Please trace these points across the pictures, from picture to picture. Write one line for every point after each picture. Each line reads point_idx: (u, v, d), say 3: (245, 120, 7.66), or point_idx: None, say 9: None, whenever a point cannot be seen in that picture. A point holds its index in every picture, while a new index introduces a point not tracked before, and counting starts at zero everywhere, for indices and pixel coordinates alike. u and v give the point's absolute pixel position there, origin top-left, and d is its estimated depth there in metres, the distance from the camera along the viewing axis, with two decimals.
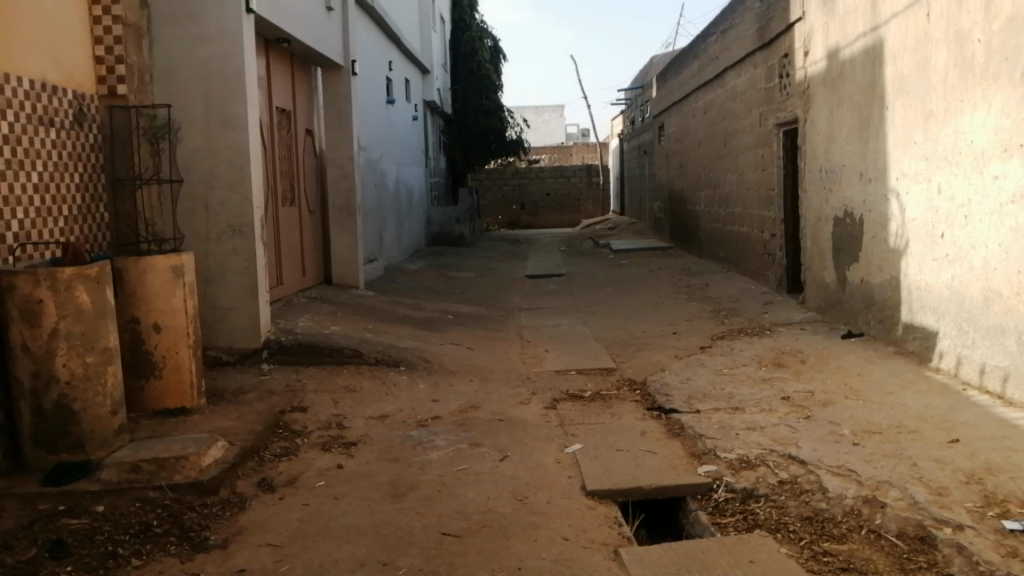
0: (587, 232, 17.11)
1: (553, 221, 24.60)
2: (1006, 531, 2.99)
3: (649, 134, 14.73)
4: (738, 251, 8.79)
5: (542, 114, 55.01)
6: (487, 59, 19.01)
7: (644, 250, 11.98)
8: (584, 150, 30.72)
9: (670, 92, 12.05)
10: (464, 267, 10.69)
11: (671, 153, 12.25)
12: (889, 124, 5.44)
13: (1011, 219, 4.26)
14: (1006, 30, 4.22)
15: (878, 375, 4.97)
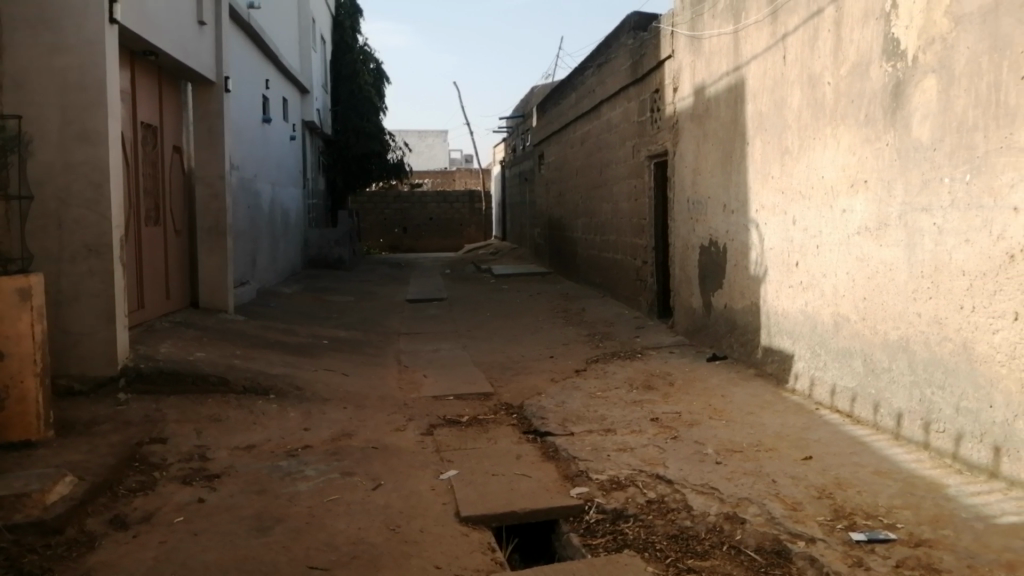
0: (469, 257, 17.17)
1: (435, 245, 24.58)
2: (853, 542, 3.22)
3: (529, 162, 15.02)
4: (613, 277, 9.05)
5: (426, 139, 55.08)
6: (369, 82, 18.92)
7: (524, 276, 12.15)
8: (468, 176, 30.88)
9: (549, 122, 12.37)
10: (341, 291, 10.47)
11: (550, 182, 12.55)
12: (750, 158, 5.77)
13: (858, 249, 4.61)
14: (852, 75, 4.60)
15: (739, 396, 5.21)
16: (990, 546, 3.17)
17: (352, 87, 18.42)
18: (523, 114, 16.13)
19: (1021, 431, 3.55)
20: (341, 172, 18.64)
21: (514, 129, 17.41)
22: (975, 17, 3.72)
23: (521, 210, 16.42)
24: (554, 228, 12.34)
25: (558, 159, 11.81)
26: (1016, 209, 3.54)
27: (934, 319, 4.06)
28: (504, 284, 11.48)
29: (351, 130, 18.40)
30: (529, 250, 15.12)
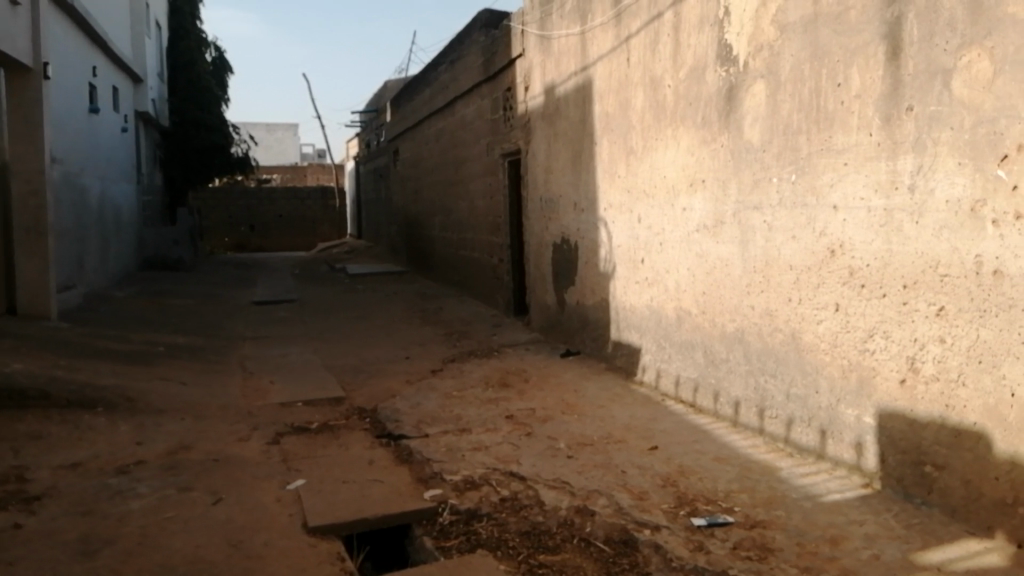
0: (325, 256, 16.73)
1: (286, 244, 23.83)
2: (694, 527, 3.38)
3: (383, 158, 14.82)
4: (470, 275, 9.06)
5: (277, 135, 53.29)
6: (208, 72, 18.05)
7: (380, 275, 11.97)
8: (320, 172, 30.02)
9: (403, 119, 12.23)
10: (179, 294, 9.91)
11: (405, 179, 12.42)
12: (597, 158, 5.92)
13: (698, 245, 4.83)
14: (689, 78, 4.80)
15: (591, 390, 5.33)
16: (817, 523, 3.41)
17: (191, 77, 17.47)
18: (377, 109, 15.86)
19: (843, 414, 3.85)
20: (178, 165, 17.48)
21: (368, 125, 17.11)
22: (798, 26, 3.98)
23: (377, 207, 16.19)
24: (410, 226, 12.23)
25: (413, 156, 11.71)
26: (836, 207, 3.83)
27: (766, 311, 4.31)
28: (359, 283, 11.25)
29: (190, 122, 17.42)
30: (387, 249, 14.92)
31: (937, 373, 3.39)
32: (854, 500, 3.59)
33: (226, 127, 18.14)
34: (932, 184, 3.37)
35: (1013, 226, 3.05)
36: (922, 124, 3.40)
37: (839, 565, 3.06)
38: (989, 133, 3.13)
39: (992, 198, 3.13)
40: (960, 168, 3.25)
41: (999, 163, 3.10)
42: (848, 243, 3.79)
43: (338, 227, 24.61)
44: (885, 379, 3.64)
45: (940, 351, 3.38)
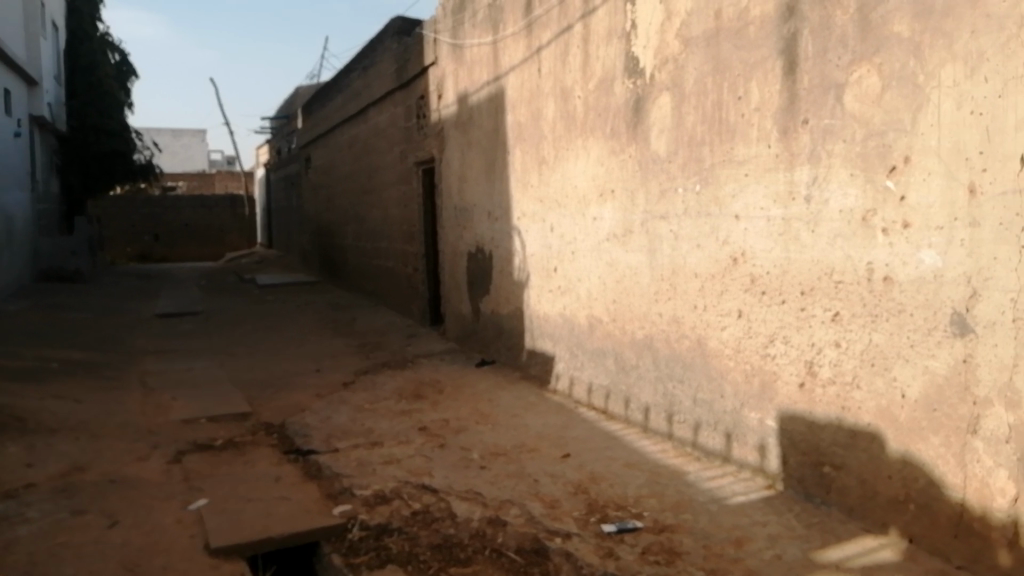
0: (236, 266, 16.30)
1: (194, 253, 23.12)
2: (605, 534, 3.41)
3: (295, 166, 14.54)
4: (384, 285, 8.96)
5: (186, 141, 51.69)
6: (112, 75, 17.35)
7: (293, 286, 11.71)
8: (229, 179, 29.17)
9: (315, 125, 12.01)
10: (76, 307, 9.44)
11: (318, 187, 12.20)
12: (511, 167, 5.94)
13: (608, 254, 4.89)
14: (598, 89, 4.87)
15: (505, 399, 5.33)
16: (722, 525, 3.49)
17: (93, 81, 16.75)
18: (289, 116, 15.54)
19: (747, 418, 3.96)
20: (77, 174, 16.70)
21: (279, 131, 16.76)
22: (701, 40, 4.09)
23: (289, 215, 15.84)
24: (324, 234, 12.01)
25: (325, 164, 11.51)
26: (737, 216, 3.95)
27: (673, 318, 4.40)
28: (269, 294, 10.99)
29: (91, 128, 16.68)
30: (298, 258, 14.64)
31: (833, 376, 3.53)
32: (758, 501, 3.69)
33: (129, 133, 17.43)
34: (826, 195, 3.51)
35: (901, 234, 3.21)
36: (816, 136, 3.53)
37: (743, 566, 3.14)
38: (878, 146, 3.28)
39: (882, 208, 3.28)
40: (852, 180, 3.40)
41: (888, 174, 3.25)
42: (749, 251, 3.91)
43: (250, 236, 24.01)
44: (785, 383, 3.76)
45: (836, 355, 3.51)
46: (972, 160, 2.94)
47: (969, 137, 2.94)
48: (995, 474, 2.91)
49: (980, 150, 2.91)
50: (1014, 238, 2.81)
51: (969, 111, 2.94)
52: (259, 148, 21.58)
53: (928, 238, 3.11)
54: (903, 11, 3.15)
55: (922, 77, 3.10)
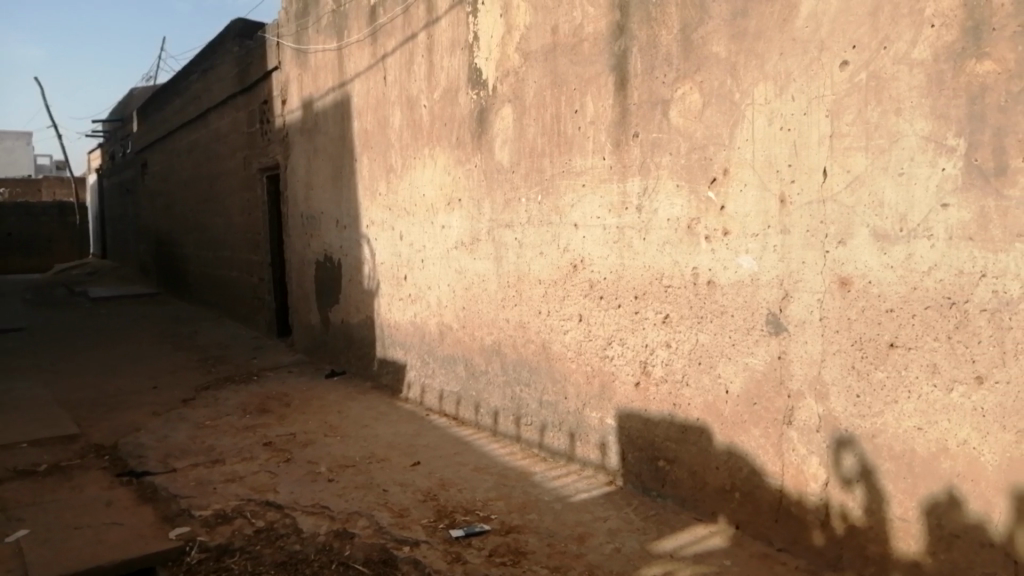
0: (63, 278, 15.15)
1: (17, 265, 21.31)
2: (453, 539, 3.46)
3: (130, 171, 13.73)
4: (229, 296, 8.63)
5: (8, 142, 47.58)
6: None
7: (129, 299, 11.02)
8: (55, 184, 27.08)
9: (152, 128, 11.37)
10: None
11: (156, 194, 11.56)
12: (358, 175, 5.90)
13: (456, 262, 4.96)
14: (443, 99, 4.94)
15: (355, 410, 5.28)
16: (566, 523, 3.61)
17: None
18: (121, 118, 14.66)
19: (589, 417, 4.13)
20: None
21: (112, 134, 15.75)
22: (539, 55, 4.25)
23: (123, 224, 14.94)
24: (162, 244, 11.40)
25: (163, 170, 10.95)
26: (576, 225, 4.12)
27: (519, 324, 4.52)
28: (101, 308, 10.30)
29: None
30: (134, 270, 13.83)
31: (665, 375, 3.74)
32: (600, 497, 3.86)
33: None
34: (655, 205, 3.72)
35: (722, 241, 3.46)
36: (646, 149, 3.74)
37: (584, 561, 3.27)
38: (700, 158, 3.51)
39: (705, 217, 3.52)
40: (678, 190, 3.62)
41: (709, 185, 3.49)
42: (587, 258, 4.08)
43: (81, 246, 22.44)
44: (622, 383, 3.95)
45: (667, 355, 3.73)
46: (782, 173, 3.21)
47: (779, 151, 3.21)
48: (808, 461, 3.19)
49: (788, 163, 3.18)
50: (818, 244, 3.10)
51: (778, 127, 3.21)
52: (89, 152, 20.13)
53: (745, 245, 3.36)
54: (720, 33, 3.40)
55: (738, 95, 3.35)
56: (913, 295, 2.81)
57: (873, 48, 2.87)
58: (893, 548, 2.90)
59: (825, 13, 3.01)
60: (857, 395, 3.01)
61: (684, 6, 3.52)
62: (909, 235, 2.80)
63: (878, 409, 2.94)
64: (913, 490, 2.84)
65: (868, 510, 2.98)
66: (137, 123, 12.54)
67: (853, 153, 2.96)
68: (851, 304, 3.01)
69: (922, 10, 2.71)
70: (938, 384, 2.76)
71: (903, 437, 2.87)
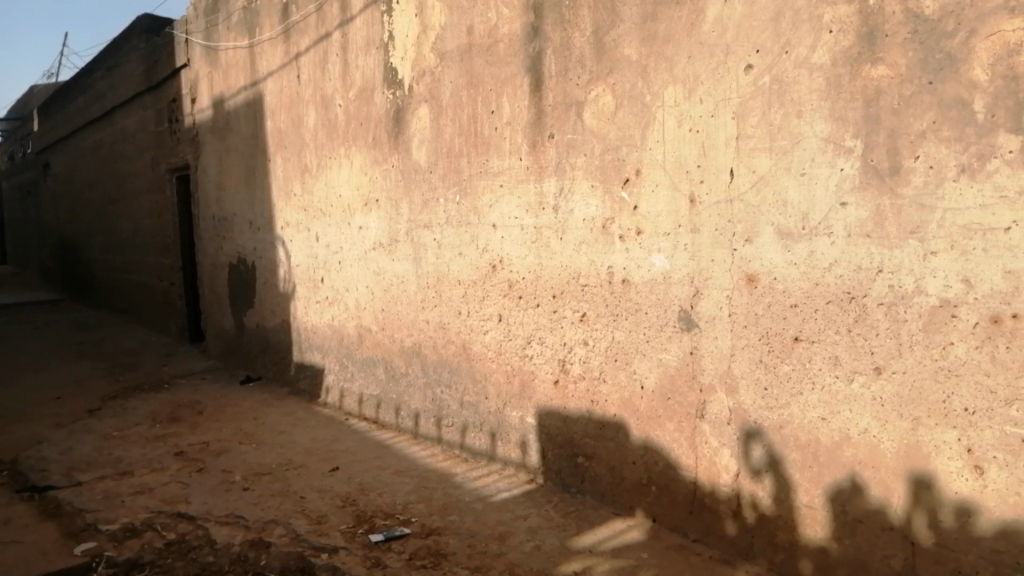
0: None
1: None
2: (372, 544, 3.42)
3: (30, 172, 13.13)
4: (138, 302, 8.32)
5: None
6: None
7: (30, 306, 10.50)
8: None
9: (54, 127, 10.84)
10: None
11: (57, 196, 11.06)
12: (272, 175, 5.77)
13: (374, 263, 4.91)
14: (359, 98, 4.89)
15: (271, 417, 5.17)
16: (487, 523, 3.62)
17: None
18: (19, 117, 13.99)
19: (509, 417, 4.14)
20: None
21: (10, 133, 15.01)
22: (455, 55, 4.24)
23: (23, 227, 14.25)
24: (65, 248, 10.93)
25: (66, 171, 10.48)
26: (494, 225, 4.13)
27: (438, 325, 4.50)
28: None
29: None
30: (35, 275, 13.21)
31: (583, 373, 3.78)
32: (520, 496, 3.87)
33: None
34: (571, 205, 3.76)
35: (635, 240, 3.52)
36: (561, 150, 3.78)
37: (505, 560, 3.27)
38: (614, 159, 3.56)
39: (618, 217, 3.57)
40: (593, 190, 3.67)
41: (623, 185, 3.54)
42: (505, 258, 4.09)
43: None
44: (541, 382, 3.98)
45: (585, 353, 3.77)
46: (691, 173, 3.29)
47: (688, 152, 3.29)
48: (720, 453, 3.28)
49: (697, 164, 3.26)
50: (726, 242, 3.19)
51: (687, 129, 3.28)
52: None
53: (657, 244, 3.43)
54: (631, 36, 3.46)
55: (649, 97, 3.41)
56: (815, 290, 2.92)
57: (776, 52, 2.96)
58: (801, 535, 3.01)
59: (731, 18, 3.09)
60: (765, 387, 3.10)
61: (596, 8, 3.57)
62: (811, 233, 2.91)
63: (784, 401, 3.04)
64: (818, 478, 2.95)
65: (777, 499, 3.08)
66: (36, 121, 11.97)
67: (758, 154, 3.06)
68: (757, 300, 3.10)
69: (821, 16, 2.82)
70: (839, 375, 2.87)
71: (808, 427, 2.98)
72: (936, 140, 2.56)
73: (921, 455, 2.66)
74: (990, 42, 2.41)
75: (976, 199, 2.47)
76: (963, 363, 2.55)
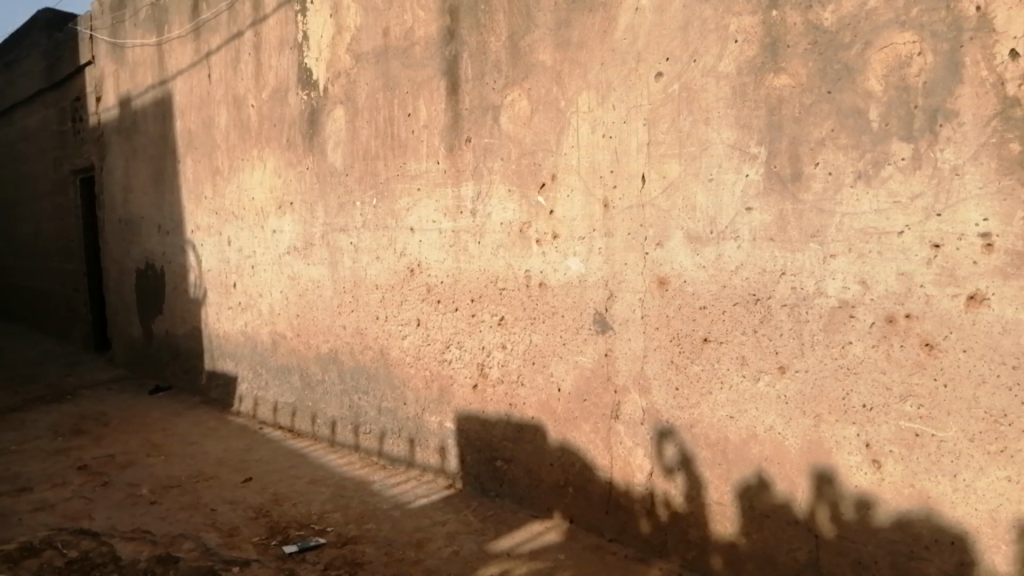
0: None
1: None
2: (286, 555, 3.34)
3: None
4: (39, 309, 7.95)
5: None
6: None
7: None
8: None
9: None
10: None
11: None
12: (182, 177, 5.59)
13: (289, 267, 4.81)
14: (272, 99, 4.79)
15: (181, 427, 5.01)
16: (404, 529, 3.59)
17: None
18: None
19: (428, 422, 4.12)
20: None
21: None
22: (370, 57, 4.20)
23: None
24: None
25: None
26: (412, 228, 4.10)
27: (355, 330, 4.44)
28: None
29: None
30: None
31: (501, 376, 3.79)
32: (438, 502, 3.86)
33: None
34: (488, 209, 3.77)
35: (551, 244, 3.54)
36: (478, 153, 3.78)
37: (422, 566, 3.25)
38: (530, 163, 3.59)
39: (535, 221, 3.60)
40: (509, 195, 3.68)
41: (539, 190, 3.57)
42: (423, 262, 4.07)
43: None
44: (460, 386, 3.97)
45: (503, 356, 3.78)
46: (604, 178, 3.33)
47: (602, 157, 3.33)
48: (634, 453, 3.33)
49: (610, 169, 3.31)
50: (638, 246, 3.24)
51: (601, 134, 3.33)
52: None
53: (573, 247, 3.47)
54: (545, 42, 3.49)
55: (563, 102, 3.45)
56: (723, 293, 3.00)
57: (684, 60, 3.04)
58: (711, 531, 3.08)
59: (641, 26, 3.16)
60: (677, 388, 3.17)
61: (511, 13, 3.59)
62: (718, 237, 2.99)
63: (695, 400, 3.11)
64: (727, 475, 3.03)
65: (689, 497, 3.15)
66: None
67: (668, 160, 3.12)
68: (669, 302, 3.17)
69: (727, 26, 2.91)
70: (747, 374, 2.96)
71: (718, 425, 3.05)
72: (834, 147, 2.66)
73: (823, 450, 2.76)
74: (883, 54, 2.52)
75: (871, 204, 2.58)
76: (860, 362, 2.65)
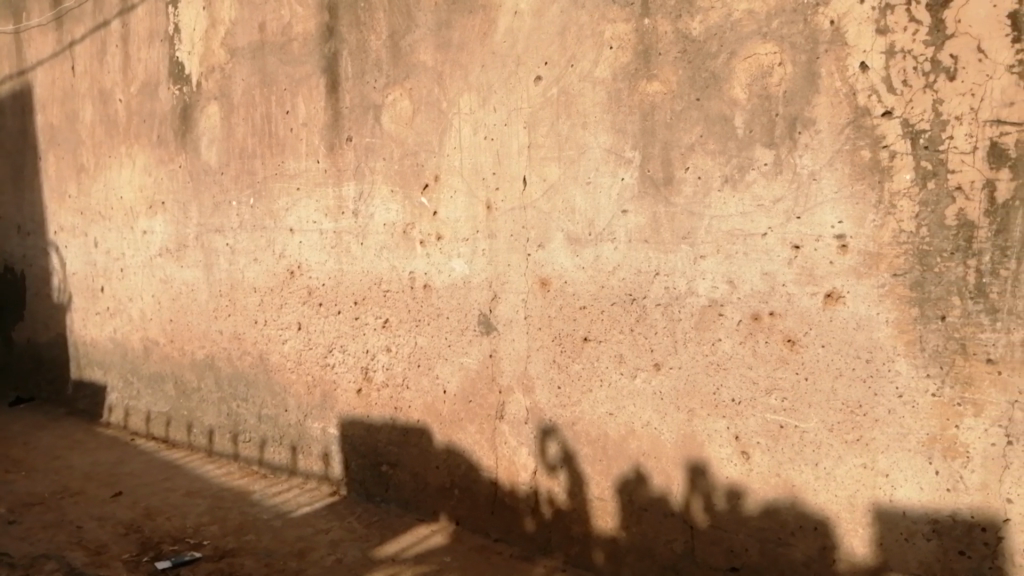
0: None
1: None
2: (158, 572, 3.20)
3: None
4: None
5: None
6: None
7: None
8: None
9: None
10: None
11: None
12: (43, 174, 5.27)
13: (161, 270, 4.61)
14: (140, 94, 4.58)
15: (44, 441, 4.72)
16: (285, 539, 3.50)
17: None
18: None
19: (311, 428, 4.03)
20: None
21: None
22: (246, 52, 4.07)
23: None
24: None
25: None
26: (291, 229, 4.00)
27: (233, 335, 4.30)
28: None
29: None
30: None
31: (386, 379, 3.75)
32: (322, 509, 3.79)
33: None
34: (371, 210, 3.72)
35: (435, 245, 3.53)
36: (359, 153, 3.73)
37: None
38: (413, 164, 3.56)
39: (419, 222, 3.57)
40: (392, 195, 3.64)
41: (422, 191, 3.55)
42: (304, 264, 3.98)
43: None
44: (343, 390, 3.90)
45: (387, 359, 3.74)
46: (487, 180, 3.34)
47: (483, 159, 3.34)
48: (518, 452, 3.36)
49: (493, 171, 3.32)
50: (520, 248, 3.27)
51: (482, 136, 3.33)
52: None
53: (456, 248, 3.47)
54: (426, 42, 3.47)
55: (445, 104, 3.44)
56: (601, 293, 3.06)
57: (562, 65, 3.08)
58: (593, 526, 3.15)
59: (520, 30, 3.18)
60: (558, 386, 3.22)
61: (391, 12, 3.55)
62: (596, 239, 3.05)
63: (577, 398, 3.17)
64: (608, 470, 3.10)
65: (571, 493, 3.21)
66: None
67: (548, 162, 3.16)
68: (551, 303, 3.21)
69: (602, 32, 2.97)
70: (624, 372, 3.03)
71: (598, 422, 3.12)
72: (703, 152, 2.76)
73: (696, 443, 2.87)
74: (747, 64, 2.64)
75: (737, 207, 2.69)
76: (730, 358, 2.77)
